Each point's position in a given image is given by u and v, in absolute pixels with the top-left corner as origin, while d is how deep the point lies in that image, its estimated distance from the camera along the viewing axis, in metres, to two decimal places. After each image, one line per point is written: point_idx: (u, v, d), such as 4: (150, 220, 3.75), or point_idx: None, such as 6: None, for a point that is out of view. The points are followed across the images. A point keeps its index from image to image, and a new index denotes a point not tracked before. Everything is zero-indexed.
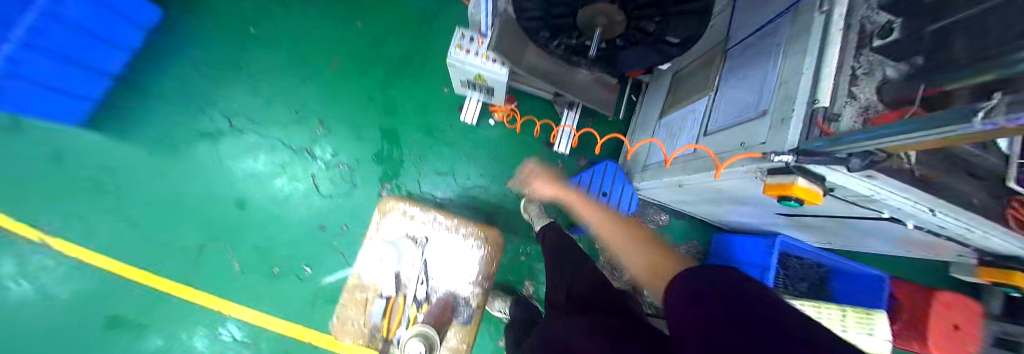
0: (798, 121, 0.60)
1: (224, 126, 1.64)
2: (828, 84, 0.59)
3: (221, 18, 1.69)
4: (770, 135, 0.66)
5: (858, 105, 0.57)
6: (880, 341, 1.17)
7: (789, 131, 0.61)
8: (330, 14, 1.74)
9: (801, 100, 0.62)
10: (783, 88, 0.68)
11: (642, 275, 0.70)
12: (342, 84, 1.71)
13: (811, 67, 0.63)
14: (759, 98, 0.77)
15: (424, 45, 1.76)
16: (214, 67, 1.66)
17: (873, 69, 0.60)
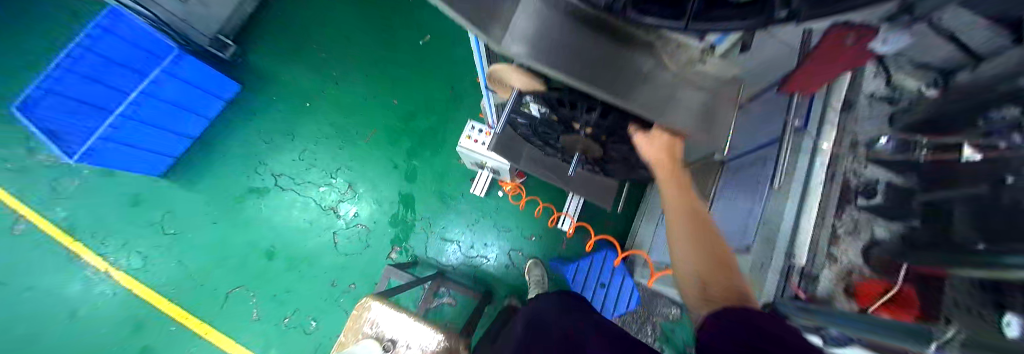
0: (775, 273, 0.66)
1: (270, 183, 1.94)
2: (805, 241, 0.64)
3: (284, 93, 2.04)
4: (751, 275, 0.72)
5: (835, 268, 0.62)
6: None
7: (766, 279, 0.67)
8: (371, 93, 2.05)
9: (779, 249, 0.67)
10: (765, 229, 0.72)
11: (687, 289, 0.61)
12: (372, 152, 1.95)
13: (790, 218, 0.67)
14: (744, 229, 0.80)
15: (445, 121, 1.99)
16: (273, 134, 2.00)
17: (856, 228, 0.63)
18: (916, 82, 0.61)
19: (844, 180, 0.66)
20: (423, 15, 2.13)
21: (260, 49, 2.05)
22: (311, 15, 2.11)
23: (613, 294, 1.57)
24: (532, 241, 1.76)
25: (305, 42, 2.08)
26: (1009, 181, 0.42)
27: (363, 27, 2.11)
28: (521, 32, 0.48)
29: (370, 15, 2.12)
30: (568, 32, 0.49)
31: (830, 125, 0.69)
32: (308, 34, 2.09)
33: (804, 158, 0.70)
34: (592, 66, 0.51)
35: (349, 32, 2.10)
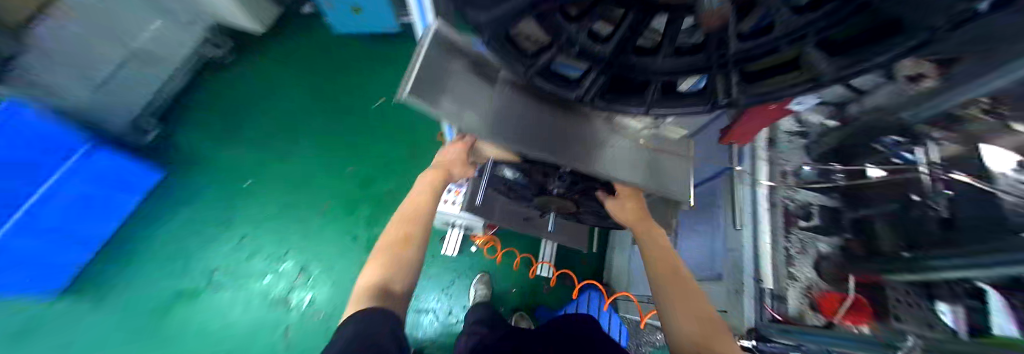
0: (751, 300, 0.76)
1: (201, 282, 1.64)
2: (767, 267, 0.74)
3: (220, 175, 1.84)
4: (731, 304, 0.81)
5: (799, 287, 0.72)
6: None
7: (746, 305, 0.76)
8: (324, 164, 1.94)
9: (749, 275, 0.77)
10: (732, 255, 0.85)
11: (680, 341, 0.59)
12: (327, 227, 1.80)
13: (751, 244, 0.79)
14: (714, 257, 0.94)
15: (407, 182, 1.96)
16: (205, 222, 1.74)
17: (805, 246, 0.76)
18: (818, 118, 0.86)
19: (784, 205, 0.80)
20: (376, 83, 2.18)
21: (192, 133, 1.88)
22: (254, 92, 2.03)
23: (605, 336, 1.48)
24: (513, 293, 1.69)
25: (246, 120, 1.96)
26: (916, 199, 0.66)
27: (312, 99, 2.07)
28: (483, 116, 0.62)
29: (321, 87, 2.11)
30: (520, 114, 0.66)
31: (763, 159, 0.86)
32: (249, 111, 1.98)
33: (746, 192, 0.86)
34: (542, 139, 0.66)
35: (298, 105, 2.05)
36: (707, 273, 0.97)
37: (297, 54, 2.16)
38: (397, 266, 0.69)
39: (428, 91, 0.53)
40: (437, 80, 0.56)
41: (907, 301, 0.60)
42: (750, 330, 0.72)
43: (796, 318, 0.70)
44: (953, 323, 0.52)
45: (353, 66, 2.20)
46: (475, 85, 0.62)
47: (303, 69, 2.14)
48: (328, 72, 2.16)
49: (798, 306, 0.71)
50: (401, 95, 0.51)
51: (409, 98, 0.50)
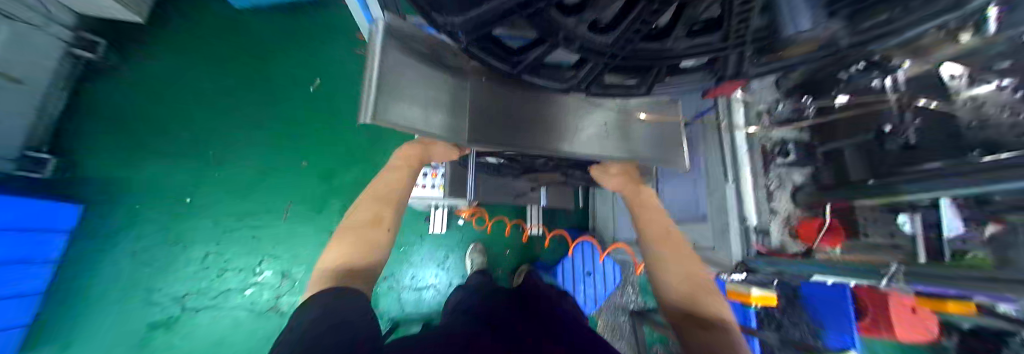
0: (738, 237, 0.85)
1: (175, 310, 1.52)
2: (751, 206, 0.83)
3: (149, 193, 1.56)
4: (717, 242, 0.90)
5: (779, 218, 0.88)
6: None
7: (733, 244, 0.85)
8: (272, 163, 1.73)
9: (734, 216, 0.85)
10: (714, 197, 0.91)
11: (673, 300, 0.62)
12: (301, 229, 1.71)
13: (735, 186, 0.86)
14: (696, 201, 1.01)
15: (375, 167, 1.86)
16: (153, 248, 1.53)
17: (782, 181, 0.93)
18: None
19: (764, 147, 0.96)
20: (309, 60, 1.88)
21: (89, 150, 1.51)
22: (156, 90, 1.65)
23: (601, 279, 1.56)
24: (507, 255, 1.74)
25: (159, 125, 1.62)
26: (888, 131, 0.78)
27: (236, 89, 1.75)
28: (445, 120, 0.67)
29: (242, 74, 1.78)
30: (490, 106, 0.75)
31: (738, 101, 0.90)
32: (157, 114, 1.63)
33: (728, 136, 0.90)
34: (505, 132, 0.75)
35: (221, 99, 1.72)
36: (690, 216, 1.04)
37: (198, 35, 1.76)
38: (363, 250, 0.70)
39: (389, 91, 0.55)
40: (396, 90, 0.57)
41: (873, 217, 0.81)
42: (738, 264, 0.83)
43: (782, 247, 0.87)
44: (913, 230, 0.72)
45: (275, 42, 1.86)
46: (436, 87, 0.65)
47: (210, 53, 1.76)
48: (246, 54, 1.80)
49: (784, 237, 0.88)
50: (363, 120, 0.51)
51: (373, 122, 0.51)
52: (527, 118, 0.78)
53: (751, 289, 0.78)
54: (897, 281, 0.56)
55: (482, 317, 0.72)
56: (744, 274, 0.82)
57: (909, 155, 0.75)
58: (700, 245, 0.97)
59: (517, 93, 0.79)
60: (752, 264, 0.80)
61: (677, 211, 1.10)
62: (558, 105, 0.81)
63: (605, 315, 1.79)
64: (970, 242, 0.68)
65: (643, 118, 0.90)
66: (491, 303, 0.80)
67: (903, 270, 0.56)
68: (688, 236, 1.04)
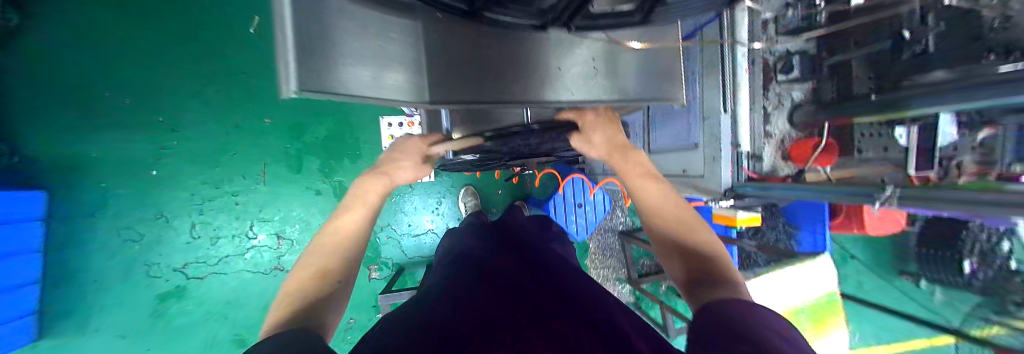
0: (728, 164, 0.84)
1: (180, 280, 1.56)
2: (744, 130, 0.81)
3: (104, 171, 1.44)
4: (706, 170, 0.88)
5: (774, 140, 0.88)
6: (822, 280, 1.24)
7: (722, 171, 0.84)
8: (231, 124, 1.56)
9: (727, 143, 0.82)
10: (708, 123, 0.86)
11: (689, 256, 0.52)
12: (283, 190, 1.64)
13: (730, 109, 0.80)
14: (688, 128, 0.95)
15: (345, 118, 1.69)
16: (133, 224, 1.49)
17: (782, 98, 0.90)
18: None
19: (766, 61, 0.90)
20: None
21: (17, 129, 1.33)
22: (55, 46, 1.35)
23: (591, 210, 1.61)
24: (500, 196, 1.77)
25: (83, 92, 1.39)
26: (907, 37, 0.73)
27: (155, 36, 1.44)
28: (400, 79, 0.56)
29: (152, 13, 1.43)
30: (445, 56, 0.58)
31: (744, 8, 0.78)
32: (72, 78, 1.38)
33: (727, 54, 0.80)
34: (473, 84, 0.62)
35: (140, 50, 1.43)
36: (680, 143, 1.00)
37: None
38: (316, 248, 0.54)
39: (312, 52, 0.44)
40: (325, 53, 0.46)
41: (870, 131, 0.82)
42: (727, 192, 0.84)
43: (771, 171, 0.87)
44: (906, 143, 0.71)
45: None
46: (375, 38, 0.52)
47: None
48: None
49: (773, 162, 0.87)
50: (289, 92, 0.42)
51: (303, 93, 0.42)
52: (500, 61, 0.63)
53: (737, 212, 0.87)
54: (887, 205, 0.53)
55: (463, 254, 0.68)
56: (732, 200, 0.85)
57: (920, 63, 0.71)
58: (690, 173, 0.95)
59: (476, 31, 0.60)
60: (740, 191, 0.81)
61: (666, 140, 1.07)
62: (534, 45, 0.65)
63: (596, 238, 1.96)
64: (961, 148, 0.70)
65: (636, 48, 0.69)
66: (475, 241, 0.77)
67: (897, 193, 0.52)
68: (678, 164, 1.01)
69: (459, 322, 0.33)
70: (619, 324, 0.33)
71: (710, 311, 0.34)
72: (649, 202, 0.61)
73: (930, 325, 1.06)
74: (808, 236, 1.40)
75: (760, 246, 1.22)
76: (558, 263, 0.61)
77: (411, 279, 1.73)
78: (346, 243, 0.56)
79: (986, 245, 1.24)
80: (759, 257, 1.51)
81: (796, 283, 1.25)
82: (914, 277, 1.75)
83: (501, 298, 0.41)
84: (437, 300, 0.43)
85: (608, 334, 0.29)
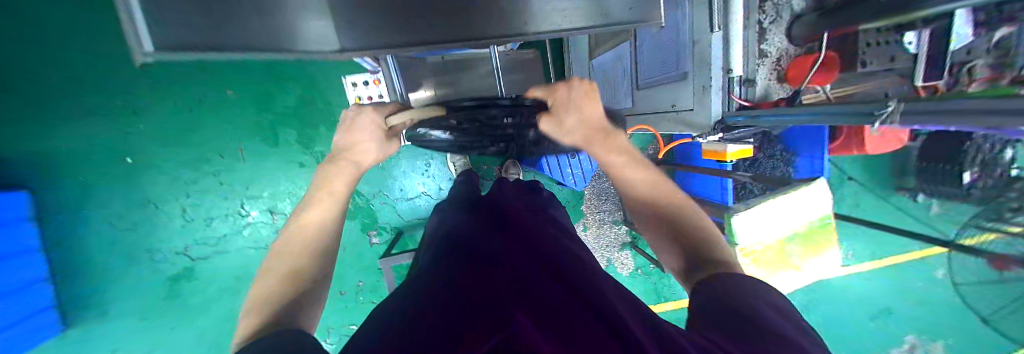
0: (718, 92, 0.78)
1: (186, 262, 1.59)
2: (736, 52, 0.73)
3: (75, 163, 1.38)
4: (696, 103, 0.83)
5: (770, 63, 0.80)
6: (818, 207, 0.98)
7: (711, 102, 0.79)
8: (192, 100, 1.45)
9: (717, 70, 0.76)
10: (698, 47, 0.78)
11: (690, 248, 0.47)
12: (266, 165, 1.58)
13: (721, 28, 0.72)
14: (676, 57, 0.87)
15: (312, 82, 1.56)
16: (121, 214, 1.47)
17: (779, 12, 0.78)
18: None
19: None
20: None
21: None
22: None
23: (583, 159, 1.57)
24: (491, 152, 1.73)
25: (25, 81, 1.29)
26: None
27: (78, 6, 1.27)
28: (313, 27, 0.68)
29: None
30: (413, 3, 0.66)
31: None
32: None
33: None
34: (405, 23, 0.70)
35: (67, 25, 1.28)
36: (667, 76, 0.92)
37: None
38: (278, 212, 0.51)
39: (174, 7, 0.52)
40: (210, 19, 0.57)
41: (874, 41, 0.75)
42: (717, 124, 0.81)
43: (764, 96, 0.82)
44: (916, 50, 0.66)
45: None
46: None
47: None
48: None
49: (767, 84, 0.81)
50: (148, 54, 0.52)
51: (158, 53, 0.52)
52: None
53: (726, 146, 0.85)
54: (888, 122, 0.50)
55: (442, 228, 0.62)
56: (721, 134, 0.82)
57: None
58: (678, 108, 0.89)
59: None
60: (731, 122, 0.77)
61: (652, 74, 0.98)
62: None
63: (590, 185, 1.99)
64: (975, 51, 0.66)
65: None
66: (456, 208, 0.71)
67: (900, 108, 0.48)
68: (666, 100, 0.93)
69: (451, 289, 0.30)
70: (603, 288, 0.31)
71: (704, 286, 0.33)
72: (637, 189, 0.57)
73: (915, 237, 1.10)
74: (806, 161, 1.45)
75: (754, 177, 1.23)
76: (543, 225, 0.57)
77: (412, 241, 1.78)
78: (313, 210, 0.53)
79: (989, 155, 1.34)
80: (754, 187, 1.54)
81: (790, 215, 0.97)
82: (912, 193, 1.89)
83: (479, 268, 0.36)
84: (407, 287, 0.37)
85: (591, 296, 0.28)
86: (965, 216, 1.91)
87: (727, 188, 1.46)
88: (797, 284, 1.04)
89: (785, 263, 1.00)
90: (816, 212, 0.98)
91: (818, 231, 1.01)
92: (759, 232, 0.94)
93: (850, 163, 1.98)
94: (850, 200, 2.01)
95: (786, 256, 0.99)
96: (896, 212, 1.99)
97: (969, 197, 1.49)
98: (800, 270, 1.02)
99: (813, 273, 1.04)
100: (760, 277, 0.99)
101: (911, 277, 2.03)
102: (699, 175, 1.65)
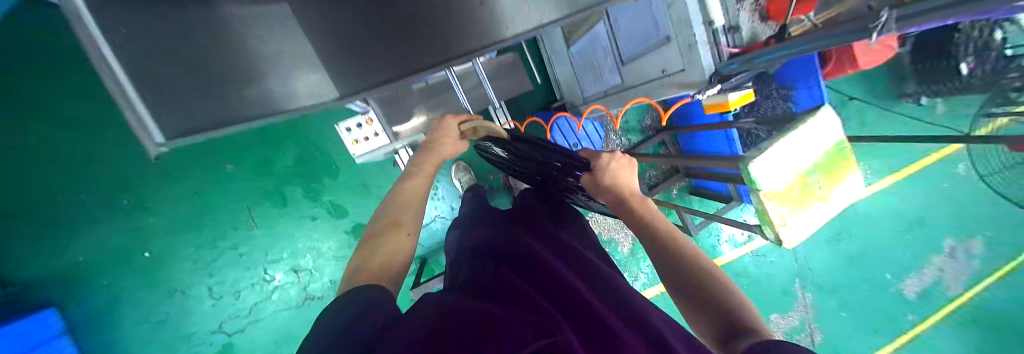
0: (706, 46, 0.79)
1: (222, 339, 1.59)
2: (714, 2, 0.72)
3: (99, 269, 1.40)
4: (687, 62, 0.82)
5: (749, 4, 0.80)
6: (829, 134, 0.96)
7: (702, 58, 0.78)
8: (195, 181, 1.47)
9: (699, 25, 0.76)
10: (674, 9, 0.79)
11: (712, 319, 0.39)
12: (280, 225, 1.59)
13: None
14: (655, 23, 0.87)
15: (306, 135, 1.58)
16: (152, 308, 1.48)
17: None
18: None
19: None
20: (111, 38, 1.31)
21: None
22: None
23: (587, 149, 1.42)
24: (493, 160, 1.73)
25: (31, 204, 1.31)
26: None
27: (70, 121, 1.31)
28: (305, 82, 0.62)
29: (55, 94, 1.28)
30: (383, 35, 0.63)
31: None
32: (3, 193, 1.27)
33: None
34: (409, 49, 0.66)
35: (61, 138, 1.31)
36: (650, 43, 0.92)
37: None
38: None
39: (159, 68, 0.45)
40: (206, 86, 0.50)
41: None
42: (712, 77, 0.80)
43: (752, 39, 0.83)
44: None
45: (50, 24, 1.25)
46: (245, 56, 0.54)
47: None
48: (28, 62, 1.24)
49: (752, 27, 0.83)
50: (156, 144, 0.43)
51: (172, 140, 0.45)
52: (426, 16, 0.64)
53: (728, 95, 0.85)
54: (887, 32, 0.48)
55: (468, 240, 0.64)
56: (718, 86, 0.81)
57: None
58: (668, 71, 0.89)
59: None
60: (725, 72, 0.77)
61: (634, 45, 0.98)
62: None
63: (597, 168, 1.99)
64: None
65: None
66: (487, 216, 0.73)
67: (895, 16, 0.46)
68: (655, 66, 0.93)
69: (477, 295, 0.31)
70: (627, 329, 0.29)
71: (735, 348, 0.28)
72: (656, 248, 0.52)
73: (934, 140, 1.08)
74: (804, 94, 1.47)
75: (758, 120, 1.22)
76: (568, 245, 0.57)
77: (437, 265, 1.79)
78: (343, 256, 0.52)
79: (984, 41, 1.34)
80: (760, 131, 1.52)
81: (804, 149, 0.96)
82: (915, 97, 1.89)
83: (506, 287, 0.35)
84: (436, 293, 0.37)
85: None
86: (972, 108, 1.90)
87: (733, 138, 1.47)
88: (827, 215, 1.03)
89: (811, 197, 0.99)
90: (830, 139, 0.97)
91: (837, 160, 0.99)
92: (778, 173, 0.93)
93: (846, 83, 1.97)
94: (856, 121, 1.98)
95: (811, 191, 0.98)
96: (905, 120, 1.98)
97: (970, 89, 1.49)
98: (828, 200, 1.01)
99: (838, 199, 1.03)
100: (790, 217, 0.98)
101: (935, 180, 2.02)
102: (702, 133, 1.67)
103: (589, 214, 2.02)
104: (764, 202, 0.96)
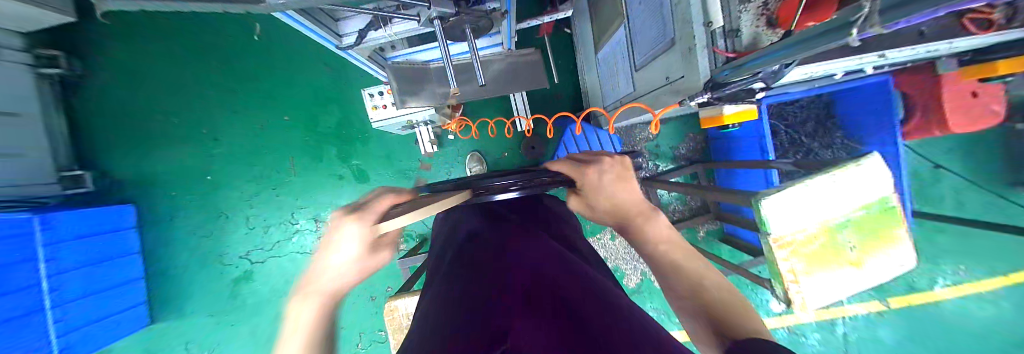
0: (704, 50, 0.68)
1: (246, 266, 1.82)
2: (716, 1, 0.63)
3: (175, 181, 1.74)
4: (687, 68, 0.74)
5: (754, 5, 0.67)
6: (871, 188, 0.82)
7: (698, 61, 0.69)
8: (258, 127, 1.75)
9: (698, 25, 0.67)
10: (679, 9, 0.71)
11: None
12: (312, 177, 1.79)
13: None
14: (663, 24, 0.81)
15: (348, 105, 1.78)
16: (200, 222, 1.77)
17: None
18: None
19: None
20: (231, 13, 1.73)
21: (108, 156, 1.71)
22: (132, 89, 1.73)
23: None
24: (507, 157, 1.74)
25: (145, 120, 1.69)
26: None
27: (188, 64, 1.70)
28: None
29: None
30: None
31: None
32: None
33: None
34: None
35: None
36: (659, 48, 0.86)
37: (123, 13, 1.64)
38: None
39: None
40: None
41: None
42: (706, 84, 0.67)
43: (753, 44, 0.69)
44: None
45: None
46: None
47: None
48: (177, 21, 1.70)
49: (753, 32, 0.68)
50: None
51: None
52: None
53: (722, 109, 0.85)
54: (869, 31, 0.33)
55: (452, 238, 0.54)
56: (708, 95, 0.68)
57: None
58: (671, 78, 0.82)
59: None
60: (719, 79, 0.64)
61: (646, 50, 0.93)
62: None
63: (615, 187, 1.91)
64: None
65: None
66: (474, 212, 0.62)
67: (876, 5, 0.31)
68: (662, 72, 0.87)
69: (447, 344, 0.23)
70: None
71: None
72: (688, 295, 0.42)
73: None
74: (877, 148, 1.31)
75: (797, 163, 1.08)
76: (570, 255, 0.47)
77: None
78: None
79: None
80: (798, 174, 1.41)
81: (836, 196, 0.83)
82: None
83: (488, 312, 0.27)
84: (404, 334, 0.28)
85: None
86: None
87: (772, 179, 1.33)
88: (854, 284, 0.88)
89: (836, 257, 0.85)
90: (871, 191, 0.83)
91: (880, 220, 0.85)
92: (795, 218, 0.82)
93: (940, 150, 1.65)
94: (951, 199, 1.63)
95: (839, 250, 0.85)
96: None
97: None
98: (860, 268, 0.87)
99: (875, 267, 0.87)
100: (806, 275, 0.85)
101: None
102: (740, 169, 1.54)
103: (598, 235, 1.93)
104: (775, 251, 0.84)
